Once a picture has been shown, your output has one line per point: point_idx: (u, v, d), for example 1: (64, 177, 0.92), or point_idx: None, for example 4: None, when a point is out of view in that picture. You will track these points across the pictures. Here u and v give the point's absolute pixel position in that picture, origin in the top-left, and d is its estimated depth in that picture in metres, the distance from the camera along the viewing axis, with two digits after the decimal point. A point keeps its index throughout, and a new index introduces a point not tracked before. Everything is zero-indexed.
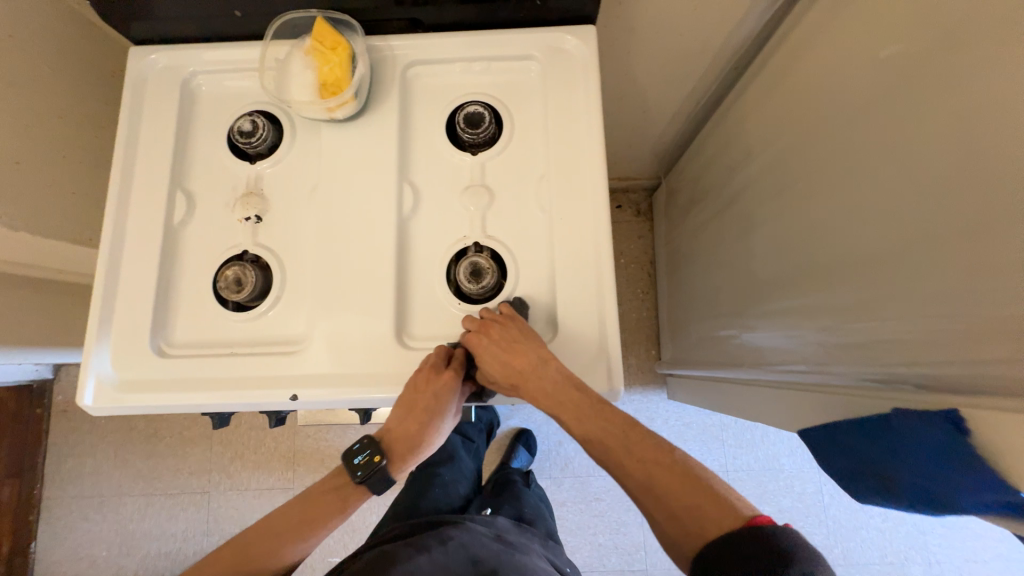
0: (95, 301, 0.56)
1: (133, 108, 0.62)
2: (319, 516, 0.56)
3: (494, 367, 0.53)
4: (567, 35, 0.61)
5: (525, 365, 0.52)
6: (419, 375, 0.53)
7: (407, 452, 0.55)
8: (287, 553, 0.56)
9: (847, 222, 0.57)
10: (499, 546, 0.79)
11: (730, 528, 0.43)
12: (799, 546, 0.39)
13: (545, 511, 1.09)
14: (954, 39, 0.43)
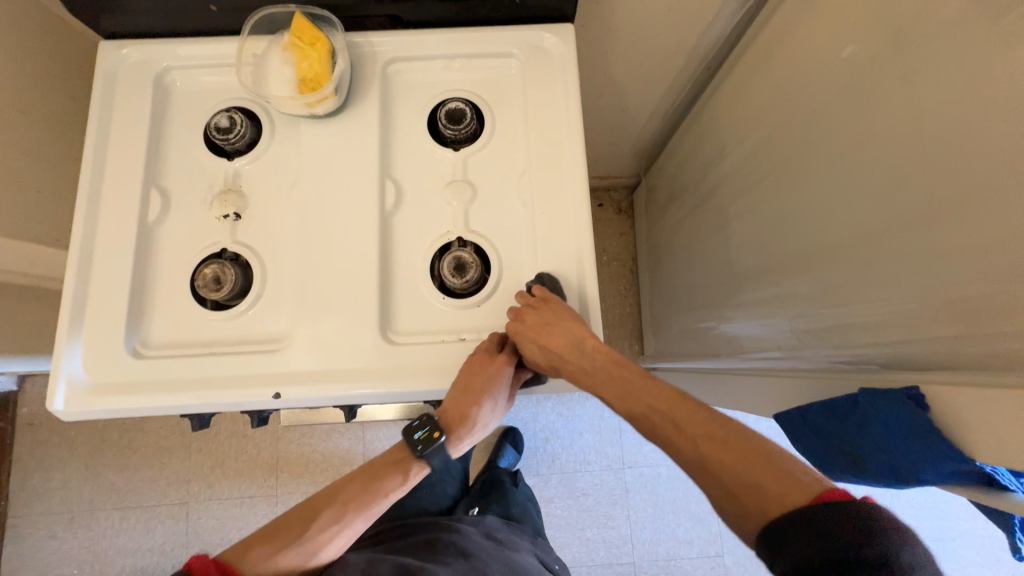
0: (65, 303, 0.54)
1: (103, 104, 0.60)
2: (373, 496, 0.59)
3: (538, 351, 0.53)
4: (545, 33, 0.63)
5: (564, 347, 0.52)
6: (473, 360, 0.54)
7: (460, 433, 0.56)
8: (344, 529, 0.59)
9: (816, 213, 0.59)
10: (489, 543, 0.81)
11: (794, 507, 0.39)
12: (878, 523, 0.36)
13: (534, 511, 1.10)
14: (907, 38, 0.46)
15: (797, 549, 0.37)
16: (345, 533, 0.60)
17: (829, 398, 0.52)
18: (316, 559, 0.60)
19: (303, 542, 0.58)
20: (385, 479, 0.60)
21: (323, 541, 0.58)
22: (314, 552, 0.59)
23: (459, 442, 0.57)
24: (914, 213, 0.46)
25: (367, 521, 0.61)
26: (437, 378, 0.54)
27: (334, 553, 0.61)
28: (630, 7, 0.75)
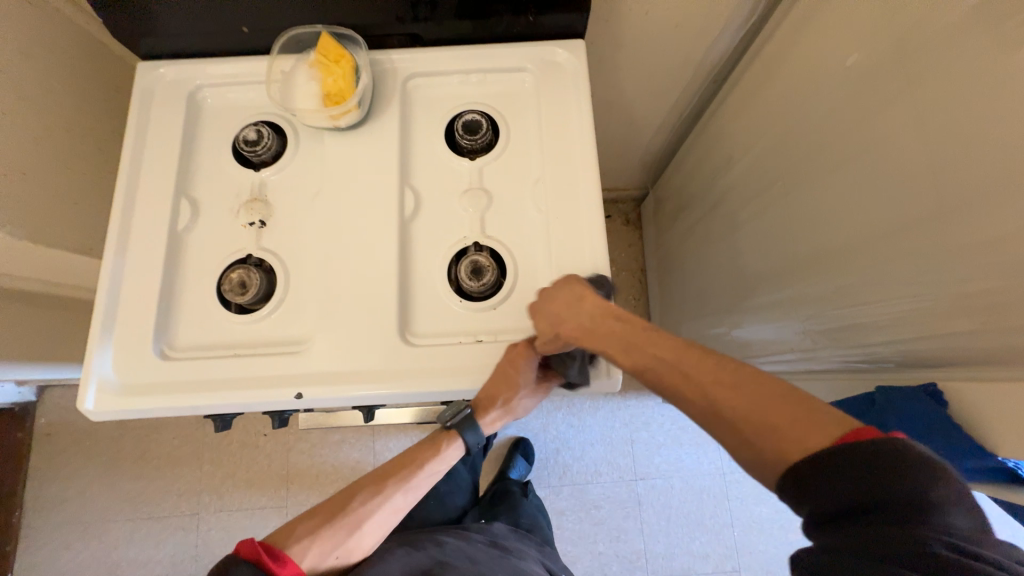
0: (98, 307, 0.56)
1: (140, 119, 0.64)
2: (414, 471, 0.64)
3: (549, 326, 0.52)
4: (558, 49, 0.66)
5: (563, 308, 0.51)
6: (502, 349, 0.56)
7: (491, 414, 0.62)
8: (386, 506, 0.63)
9: (825, 216, 0.60)
10: (493, 551, 0.79)
11: (816, 449, 0.36)
12: (901, 452, 0.33)
13: (543, 522, 1.09)
14: (909, 46, 0.48)
15: (817, 490, 0.35)
16: (387, 512, 0.63)
17: (849, 398, 0.53)
18: (355, 542, 0.62)
19: (347, 516, 0.61)
20: (425, 455, 0.65)
21: (365, 515, 0.62)
22: (356, 530, 0.61)
23: (493, 421, 0.63)
24: (923, 212, 0.47)
25: (406, 502, 0.65)
26: (455, 378, 0.55)
27: (372, 539, 0.63)
28: (638, 24, 0.78)
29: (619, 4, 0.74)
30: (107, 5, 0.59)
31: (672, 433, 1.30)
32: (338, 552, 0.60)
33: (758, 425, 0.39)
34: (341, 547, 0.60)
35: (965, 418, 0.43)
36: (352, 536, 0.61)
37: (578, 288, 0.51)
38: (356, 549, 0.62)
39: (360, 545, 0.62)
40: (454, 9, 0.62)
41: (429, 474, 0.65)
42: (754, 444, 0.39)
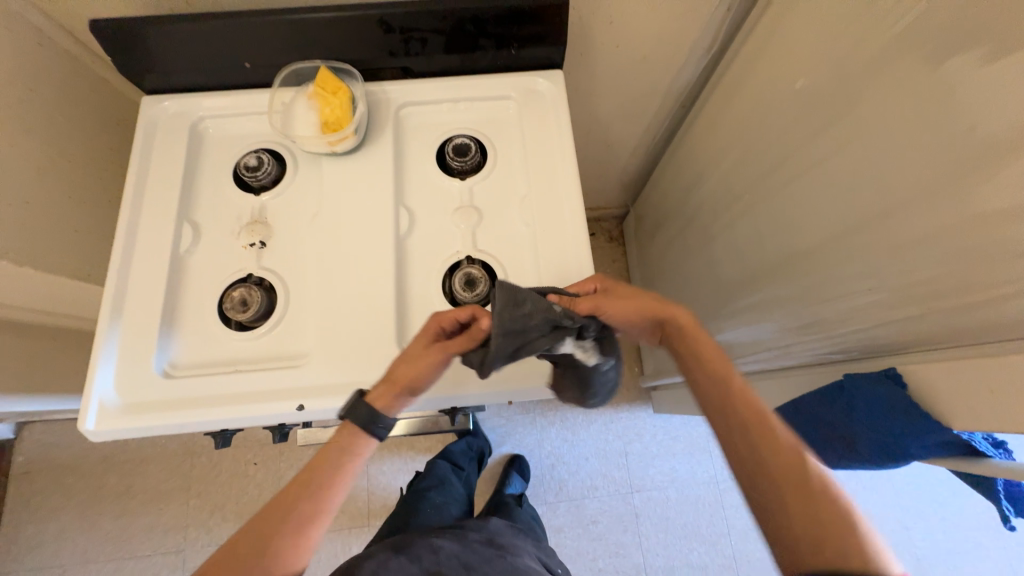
0: (101, 328, 0.58)
1: (143, 149, 0.67)
2: (314, 472, 0.56)
3: (620, 309, 0.53)
4: (538, 78, 0.71)
5: (639, 319, 0.55)
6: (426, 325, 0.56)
7: (384, 391, 0.54)
8: (298, 516, 0.55)
9: (789, 222, 0.66)
10: (489, 552, 0.78)
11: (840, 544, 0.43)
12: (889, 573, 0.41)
13: (539, 529, 1.08)
14: (844, 73, 0.55)
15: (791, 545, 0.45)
16: (301, 523, 0.55)
17: (821, 387, 0.57)
18: (273, 566, 0.53)
19: (251, 539, 0.54)
20: (326, 456, 0.56)
21: (275, 533, 0.54)
22: (264, 553, 0.53)
23: (382, 401, 0.54)
24: (871, 214, 0.52)
25: (322, 514, 0.56)
26: (452, 385, 0.58)
27: (295, 560, 0.54)
28: (611, 55, 0.85)
29: (592, 38, 0.81)
30: (116, 45, 0.63)
31: (665, 442, 1.32)
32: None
33: (770, 460, 0.47)
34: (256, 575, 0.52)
35: (923, 397, 0.47)
36: (265, 557, 0.53)
37: (666, 306, 0.56)
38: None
39: (283, 572, 0.53)
40: (442, 44, 0.68)
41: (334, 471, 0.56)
42: (759, 460, 0.48)
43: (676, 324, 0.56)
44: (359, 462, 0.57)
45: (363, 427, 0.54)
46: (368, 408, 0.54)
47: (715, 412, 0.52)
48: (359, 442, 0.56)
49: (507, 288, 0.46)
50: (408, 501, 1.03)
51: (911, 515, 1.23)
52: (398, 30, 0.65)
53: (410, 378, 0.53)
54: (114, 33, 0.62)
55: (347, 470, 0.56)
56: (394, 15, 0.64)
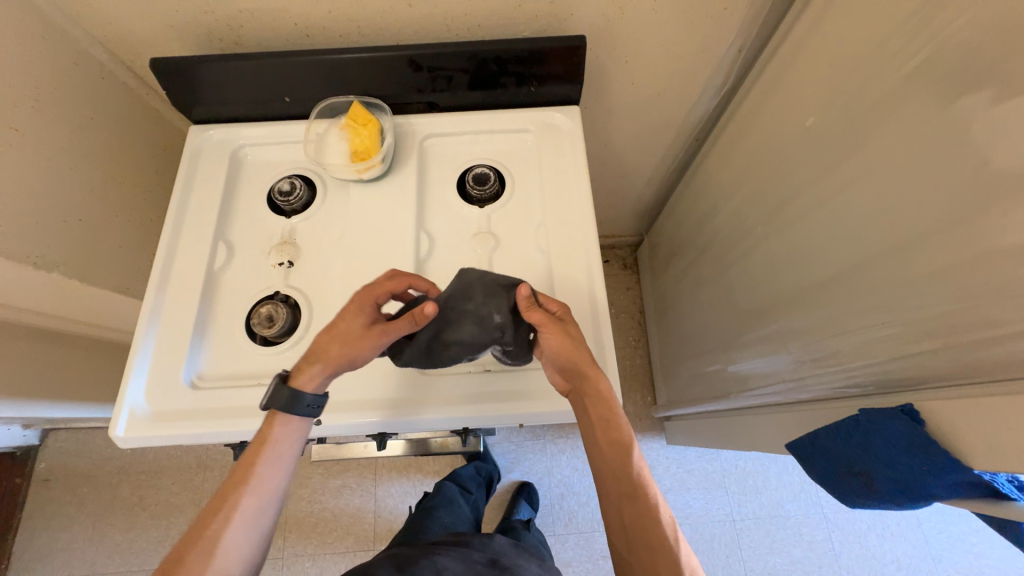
0: (137, 339, 0.61)
1: (188, 173, 0.72)
2: (250, 464, 0.54)
3: (555, 346, 0.55)
4: (556, 113, 0.75)
5: (576, 364, 0.55)
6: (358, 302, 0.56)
7: (312, 371, 0.55)
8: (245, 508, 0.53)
9: (802, 255, 0.67)
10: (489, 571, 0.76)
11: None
12: None
13: (546, 552, 1.07)
14: (853, 113, 0.57)
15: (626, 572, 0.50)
16: (250, 512, 0.53)
17: (837, 420, 0.56)
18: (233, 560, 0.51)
19: (192, 548, 0.50)
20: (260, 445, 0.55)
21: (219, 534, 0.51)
22: (214, 555, 0.50)
23: (308, 384, 0.55)
24: (884, 249, 0.53)
25: (268, 500, 0.55)
26: (464, 406, 0.59)
27: (243, 557, 0.52)
28: (626, 92, 0.89)
29: (609, 76, 0.85)
30: (172, 80, 0.69)
31: (679, 476, 1.29)
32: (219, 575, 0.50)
33: (643, 523, 0.50)
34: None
35: (943, 436, 0.46)
36: (218, 557, 0.51)
37: (592, 366, 0.55)
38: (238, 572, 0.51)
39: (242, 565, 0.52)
40: (467, 82, 0.72)
41: (274, 461, 0.55)
42: (635, 518, 0.51)
43: (595, 382, 0.54)
44: (299, 440, 0.57)
45: (282, 412, 0.54)
46: (290, 392, 0.54)
47: (602, 468, 0.54)
48: (293, 427, 0.55)
49: (474, 282, 0.57)
50: (416, 520, 1.02)
51: (937, 564, 1.20)
52: (427, 69, 0.70)
53: (342, 358, 0.55)
54: (171, 69, 0.69)
55: (285, 454, 0.55)
56: (423, 55, 0.69)
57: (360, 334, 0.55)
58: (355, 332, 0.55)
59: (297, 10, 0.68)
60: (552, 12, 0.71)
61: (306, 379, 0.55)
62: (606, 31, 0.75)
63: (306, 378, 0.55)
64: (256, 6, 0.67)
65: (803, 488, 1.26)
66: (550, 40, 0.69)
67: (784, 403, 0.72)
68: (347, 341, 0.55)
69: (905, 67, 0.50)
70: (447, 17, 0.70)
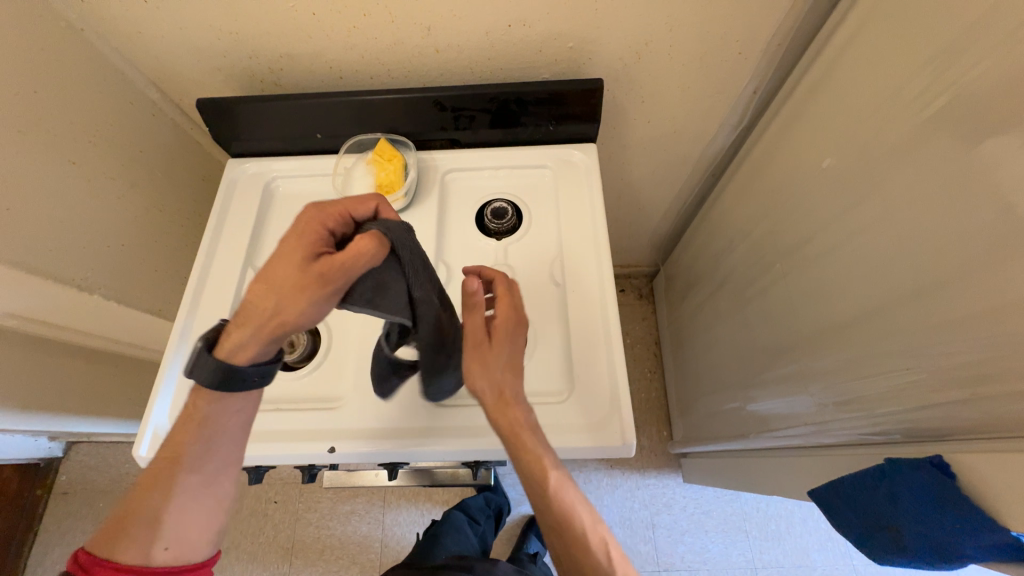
0: (166, 361, 0.64)
1: (224, 203, 0.76)
2: (182, 441, 0.52)
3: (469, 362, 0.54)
4: (574, 151, 0.78)
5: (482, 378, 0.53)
6: (291, 238, 0.48)
7: (241, 336, 0.50)
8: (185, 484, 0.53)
9: (823, 294, 0.66)
10: None
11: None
12: None
13: None
14: (870, 156, 0.58)
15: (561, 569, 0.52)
16: (195, 484, 0.54)
17: (862, 470, 0.54)
18: (181, 531, 0.53)
19: (135, 521, 0.51)
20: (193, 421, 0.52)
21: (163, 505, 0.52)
22: (159, 527, 0.51)
23: (241, 344, 0.50)
24: (907, 293, 0.52)
25: (208, 472, 0.54)
26: (477, 439, 0.58)
27: (193, 520, 0.53)
28: (643, 129, 0.91)
29: (626, 114, 0.88)
30: (214, 118, 0.75)
31: (696, 517, 1.24)
32: (168, 546, 0.51)
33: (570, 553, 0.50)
34: (159, 549, 0.51)
35: (976, 493, 0.44)
36: (162, 529, 0.52)
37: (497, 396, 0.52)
38: (189, 542, 0.53)
39: (193, 534, 0.53)
40: (488, 121, 0.76)
41: (207, 434, 0.52)
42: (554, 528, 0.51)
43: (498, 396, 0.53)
44: (240, 415, 0.54)
45: (216, 385, 0.49)
46: (218, 359, 0.49)
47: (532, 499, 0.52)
48: (231, 406, 0.52)
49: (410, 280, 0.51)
50: (421, 545, 1.00)
51: None
52: (450, 109, 0.74)
53: (275, 312, 0.48)
54: (215, 109, 0.74)
55: (225, 428, 0.53)
56: (447, 97, 0.73)
57: (299, 280, 0.46)
58: (290, 275, 0.47)
59: (333, 55, 0.73)
60: (571, 56, 0.74)
61: (234, 347, 0.50)
62: (623, 73, 0.78)
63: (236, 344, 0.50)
64: (295, 51, 0.72)
65: (829, 535, 1.19)
66: (568, 84, 0.72)
67: (805, 447, 0.70)
68: (282, 283, 0.47)
69: (923, 112, 0.51)
70: (471, 61, 0.74)
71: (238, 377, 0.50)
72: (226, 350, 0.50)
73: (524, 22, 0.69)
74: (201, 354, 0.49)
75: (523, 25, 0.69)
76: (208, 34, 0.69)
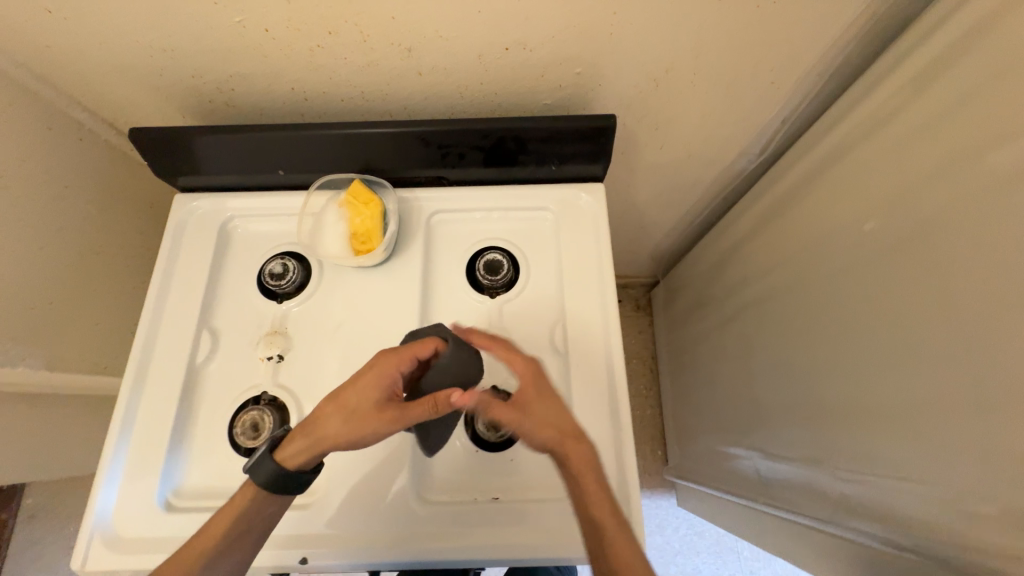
0: (106, 453, 0.55)
1: (172, 250, 0.66)
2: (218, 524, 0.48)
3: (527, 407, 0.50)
4: (581, 193, 0.67)
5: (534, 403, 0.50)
6: (364, 379, 0.49)
7: (297, 445, 0.50)
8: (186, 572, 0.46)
9: (854, 370, 0.60)
10: None
11: None
12: None
13: None
14: (927, 233, 0.50)
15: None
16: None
17: None
18: None
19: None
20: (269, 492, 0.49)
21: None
22: None
23: (294, 459, 0.49)
24: (960, 402, 0.46)
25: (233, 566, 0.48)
26: (469, 545, 0.52)
27: None
28: (656, 153, 0.81)
29: (639, 140, 0.77)
30: (154, 149, 0.63)
31: (688, 538, 1.23)
32: None
33: (593, 502, 0.47)
34: None
35: None
36: None
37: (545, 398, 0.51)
38: None
39: None
40: (481, 158, 0.64)
41: (227, 530, 0.48)
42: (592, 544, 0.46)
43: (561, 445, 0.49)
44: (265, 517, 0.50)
45: (263, 489, 0.49)
46: (277, 467, 0.49)
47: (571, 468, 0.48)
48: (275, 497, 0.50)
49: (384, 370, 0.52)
50: None
51: None
52: (437, 145, 0.63)
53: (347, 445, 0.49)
54: (154, 141, 0.62)
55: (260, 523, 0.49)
56: (434, 132, 0.62)
57: (365, 411, 0.48)
58: (363, 408, 0.49)
59: (295, 74, 0.61)
60: (580, 82, 0.63)
61: (296, 455, 0.50)
62: (639, 101, 0.68)
63: (311, 458, 0.50)
64: (250, 70, 0.60)
65: None
66: (575, 119, 0.62)
67: (818, 524, 0.66)
68: (357, 416, 0.49)
69: (1004, 199, 0.43)
70: (461, 85, 0.63)
71: (295, 483, 0.50)
72: (286, 454, 0.50)
73: (525, 45, 0.57)
74: (261, 457, 0.49)
75: (525, 47, 0.58)
76: (140, 50, 0.57)
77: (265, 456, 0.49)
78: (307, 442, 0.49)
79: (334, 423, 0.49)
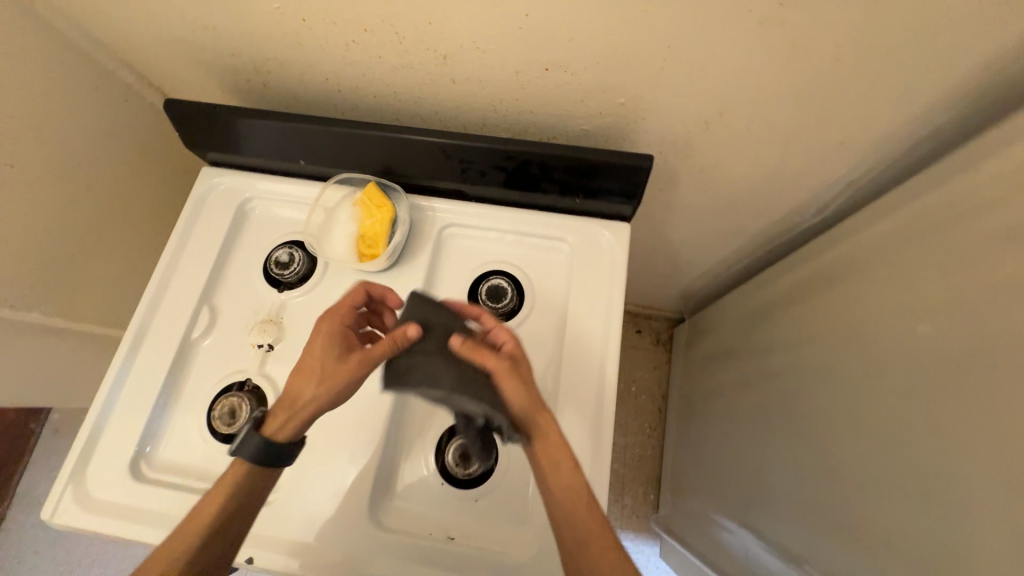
0: (92, 411, 0.57)
1: (189, 222, 0.67)
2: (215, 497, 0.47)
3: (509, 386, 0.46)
4: (604, 230, 0.63)
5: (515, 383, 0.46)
6: (314, 342, 0.51)
7: (281, 417, 0.50)
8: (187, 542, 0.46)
9: (876, 484, 0.52)
10: None
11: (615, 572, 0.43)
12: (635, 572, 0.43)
13: None
14: (991, 355, 0.43)
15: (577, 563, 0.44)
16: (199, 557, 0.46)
17: None
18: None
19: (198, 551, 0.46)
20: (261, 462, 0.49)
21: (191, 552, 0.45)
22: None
23: (280, 431, 0.49)
24: (994, 562, 0.39)
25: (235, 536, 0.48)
26: None
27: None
28: (697, 195, 0.75)
29: (680, 179, 0.71)
30: (186, 122, 0.64)
31: None
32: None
33: (572, 481, 0.45)
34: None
35: None
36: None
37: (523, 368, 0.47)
38: None
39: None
40: (503, 179, 0.61)
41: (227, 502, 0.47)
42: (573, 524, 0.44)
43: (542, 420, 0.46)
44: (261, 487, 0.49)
45: (258, 467, 0.48)
46: (265, 441, 0.48)
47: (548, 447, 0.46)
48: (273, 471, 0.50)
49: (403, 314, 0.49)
50: None
51: None
52: (459, 159, 0.60)
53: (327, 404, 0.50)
54: (188, 114, 0.63)
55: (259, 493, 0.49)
56: (457, 145, 0.59)
57: (330, 368, 0.49)
58: (327, 364, 0.50)
59: (329, 66, 0.59)
60: (622, 113, 0.58)
61: (282, 427, 0.50)
62: (685, 141, 0.62)
63: (295, 425, 0.50)
64: (286, 56, 0.59)
65: None
66: (608, 155, 0.58)
67: None
68: (321, 373, 0.49)
69: None
70: (495, 99, 0.59)
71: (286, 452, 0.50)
72: (271, 429, 0.50)
73: (566, 68, 0.53)
74: (247, 432, 0.48)
75: (566, 71, 0.53)
76: (182, 24, 0.57)
77: (249, 434, 0.49)
78: (284, 411, 0.50)
79: (305, 387, 0.49)
